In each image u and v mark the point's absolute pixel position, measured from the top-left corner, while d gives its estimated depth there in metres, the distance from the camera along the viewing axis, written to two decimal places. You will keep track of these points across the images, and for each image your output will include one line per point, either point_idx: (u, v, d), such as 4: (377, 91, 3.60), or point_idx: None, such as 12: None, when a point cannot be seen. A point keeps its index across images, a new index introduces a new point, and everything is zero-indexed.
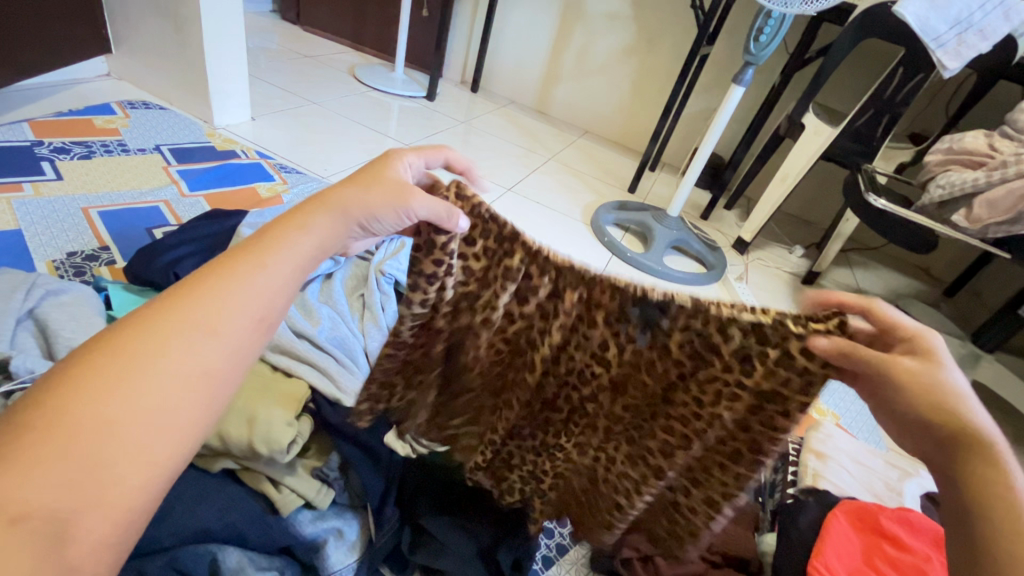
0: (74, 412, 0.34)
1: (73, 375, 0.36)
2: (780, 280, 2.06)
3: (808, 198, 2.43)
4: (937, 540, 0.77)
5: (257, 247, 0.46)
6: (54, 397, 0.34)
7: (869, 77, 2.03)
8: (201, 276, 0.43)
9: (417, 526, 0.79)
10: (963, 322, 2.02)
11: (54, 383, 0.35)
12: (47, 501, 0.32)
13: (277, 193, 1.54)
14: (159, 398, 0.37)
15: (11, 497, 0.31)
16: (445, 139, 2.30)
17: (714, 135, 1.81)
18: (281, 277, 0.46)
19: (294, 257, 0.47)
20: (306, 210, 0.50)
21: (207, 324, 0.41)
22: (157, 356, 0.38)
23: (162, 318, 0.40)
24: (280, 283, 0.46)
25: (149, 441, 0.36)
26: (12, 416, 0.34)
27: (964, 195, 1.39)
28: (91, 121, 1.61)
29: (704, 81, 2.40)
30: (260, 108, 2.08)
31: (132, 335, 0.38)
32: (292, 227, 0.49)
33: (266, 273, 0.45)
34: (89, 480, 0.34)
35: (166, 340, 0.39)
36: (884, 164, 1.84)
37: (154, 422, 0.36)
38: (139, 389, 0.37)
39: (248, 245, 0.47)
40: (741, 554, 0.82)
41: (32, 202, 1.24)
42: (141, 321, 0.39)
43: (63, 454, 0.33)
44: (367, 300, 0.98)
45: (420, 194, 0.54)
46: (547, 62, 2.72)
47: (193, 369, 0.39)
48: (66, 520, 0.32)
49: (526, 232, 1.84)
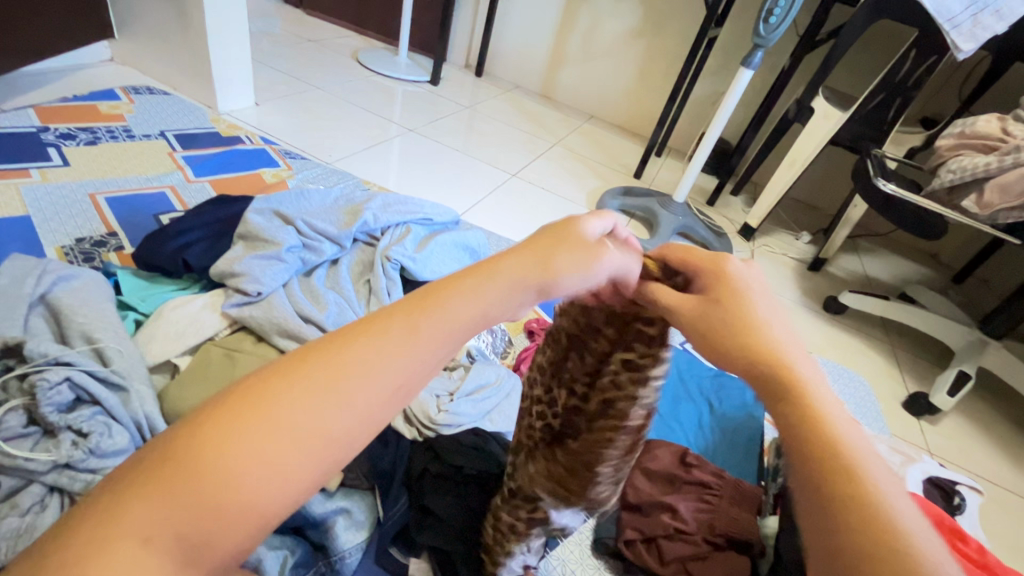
0: (217, 453, 0.34)
1: (227, 411, 0.36)
2: (787, 267, 2.04)
3: (815, 183, 2.40)
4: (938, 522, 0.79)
5: (417, 310, 0.44)
6: (209, 425, 0.35)
7: (881, 59, 2.00)
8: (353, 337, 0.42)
9: (423, 509, 0.79)
10: (970, 308, 2.01)
11: (219, 414, 0.36)
12: (162, 527, 0.32)
13: (282, 179, 1.54)
14: (284, 454, 0.36)
15: (127, 521, 0.31)
16: (450, 124, 2.28)
17: (721, 119, 1.78)
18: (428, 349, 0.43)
19: (451, 326, 0.44)
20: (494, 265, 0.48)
21: (350, 384, 0.39)
22: (294, 411, 0.37)
23: (309, 376, 0.38)
24: (422, 353, 0.42)
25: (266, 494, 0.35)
26: (175, 432, 0.36)
27: (975, 179, 1.37)
28: (95, 107, 1.60)
29: (712, 64, 2.36)
30: (263, 93, 2.07)
31: (282, 389, 0.38)
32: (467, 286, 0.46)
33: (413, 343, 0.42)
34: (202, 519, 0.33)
35: (312, 400, 0.37)
36: (894, 149, 1.81)
37: (278, 477, 0.35)
38: (268, 443, 0.35)
39: (416, 299, 0.44)
40: (744, 536, 0.82)
41: (39, 188, 1.25)
42: (309, 363, 0.39)
43: (187, 488, 0.33)
44: (374, 285, 0.97)
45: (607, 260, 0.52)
46: (553, 45, 2.68)
47: (311, 463, 0.37)
48: (183, 554, 0.32)
49: (531, 217, 1.83)
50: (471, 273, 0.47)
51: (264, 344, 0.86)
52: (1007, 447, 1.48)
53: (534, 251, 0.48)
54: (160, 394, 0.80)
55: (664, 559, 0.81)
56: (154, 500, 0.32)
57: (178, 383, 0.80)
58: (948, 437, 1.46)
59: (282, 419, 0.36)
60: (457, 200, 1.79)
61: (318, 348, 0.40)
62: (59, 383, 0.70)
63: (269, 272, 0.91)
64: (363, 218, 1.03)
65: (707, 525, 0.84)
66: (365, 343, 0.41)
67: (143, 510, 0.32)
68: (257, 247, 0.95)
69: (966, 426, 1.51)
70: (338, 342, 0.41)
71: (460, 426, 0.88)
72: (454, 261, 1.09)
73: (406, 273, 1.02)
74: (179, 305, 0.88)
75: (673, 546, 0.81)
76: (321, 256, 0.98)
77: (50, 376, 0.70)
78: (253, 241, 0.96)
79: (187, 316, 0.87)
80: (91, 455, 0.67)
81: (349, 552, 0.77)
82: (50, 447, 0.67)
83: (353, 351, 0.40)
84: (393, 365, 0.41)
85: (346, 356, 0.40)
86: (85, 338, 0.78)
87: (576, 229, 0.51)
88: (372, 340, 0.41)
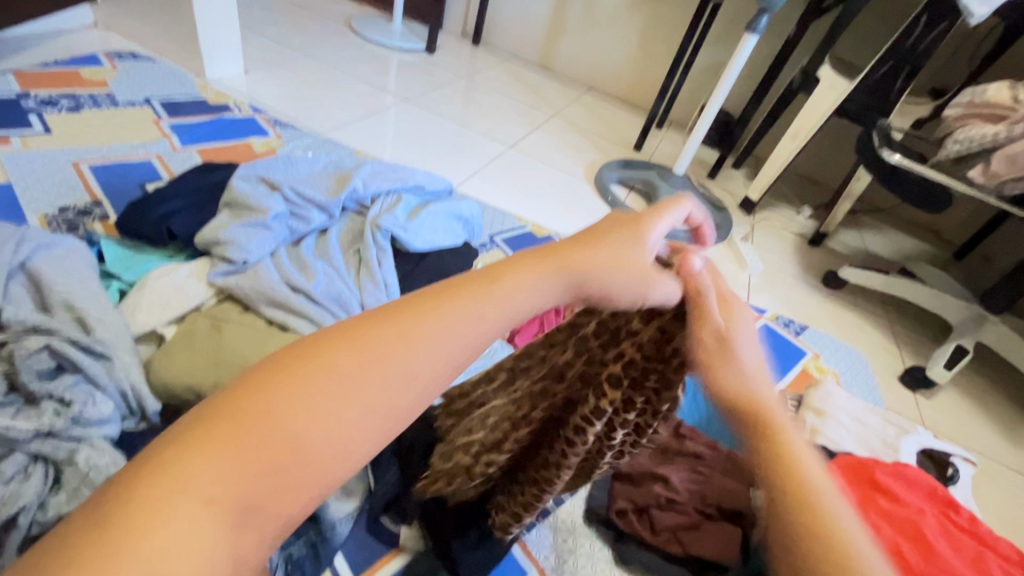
0: (277, 412, 0.35)
1: (282, 374, 0.36)
2: (786, 242, 2.02)
3: (818, 156, 2.35)
4: (929, 493, 0.79)
5: (476, 288, 0.44)
6: (271, 383, 0.36)
7: (889, 27, 1.93)
8: (408, 306, 0.42)
9: (414, 478, 0.80)
10: (970, 284, 1.99)
11: (266, 376, 0.36)
12: (231, 483, 0.32)
13: (272, 149, 1.50)
14: (339, 419, 0.36)
15: (192, 476, 0.31)
16: (445, 95, 2.22)
17: (724, 88, 1.73)
18: (484, 330, 0.43)
19: (500, 310, 0.44)
20: (544, 255, 0.48)
21: (407, 356, 0.39)
22: (353, 385, 0.37)
23: (370, 343, 0.39)
24: (477, 328, 0.43)
25: (328, 456, 0.35)
26: (225, 393, 0.36)
27: (982, 150, 1.34)
28: (78, 73, 1.55)
29: (716, 32, 2.29)
30: (253, 61, 2.00)
31: (340, 352, 0.38)
32: (520, 272, 0.46)
33: (475, 319, 0.42)
34: (268, 481, 0.33)
35: (370, 369, 0.38)
36: (900, 120, 1.77)
37: (337, 441, 0.36)
38: (334, 413, 0.36)
39: (468, 280, 0.44)
40: (735, 506, 0.84)
41: (21, 155, 1.21)
42: (365, 334, 0.39)
43: (244, 448, 0.33)
44: (364, 255, 0.95)
45: (659, 280, 0.51)
46: (552, 13, 2.59)
47: (364, 430, 0.37)
48: (248, 510, 0.32)
49: (528, 190, 1.80)
50: (545, 259, 0.47)
51: (250, 313, 0.84)
52: (1001, 421, 1.49)
53: (589, 239, 0.49)
54: (146, 364, 0.79)
55: (655, 528, 0.81)
56: (215, 456, 0.32)
57: (163, 353, 0.78)
58: (942, 411, 1.46)
59: (343, 395, 0.36)
60: (452, 171, 1.75)
61: (382, 324, 0.40)
62: (38, 351, 0.69)
63: (255, 240, 0.88)
64: (352, 186, 1.00)
65: (699, 496, 0.84)
66: (427, 319, 0.41)
67: (199, 466, 0.31)
68: (242, 215, 0.92)
69: (961, 400, 1.51)
70: (406, 319, 0.41)
71: None
72: (447, 232, 1.07)
73: (397, 243, 1.00)
74: (163, 275, 0.86)
75: (665, 516, 0.82)
76: (309, 224, 0.95)
77: (28, 344, 0.68)
78: (239, 208, 0.93)
79: (172, 286, 0.85)
80: (74, 423, 0.67)
81: (339, 522, 0.76)
82: (31, 415, 0.66)
83: (413, 330, 0.40)
84: (443, 344, 0.41)
85: (407, 338, 0.40)
86: (66, 306, 0.77)
87: (625, 229, 0.51)
88: (433, 320, 0.41)
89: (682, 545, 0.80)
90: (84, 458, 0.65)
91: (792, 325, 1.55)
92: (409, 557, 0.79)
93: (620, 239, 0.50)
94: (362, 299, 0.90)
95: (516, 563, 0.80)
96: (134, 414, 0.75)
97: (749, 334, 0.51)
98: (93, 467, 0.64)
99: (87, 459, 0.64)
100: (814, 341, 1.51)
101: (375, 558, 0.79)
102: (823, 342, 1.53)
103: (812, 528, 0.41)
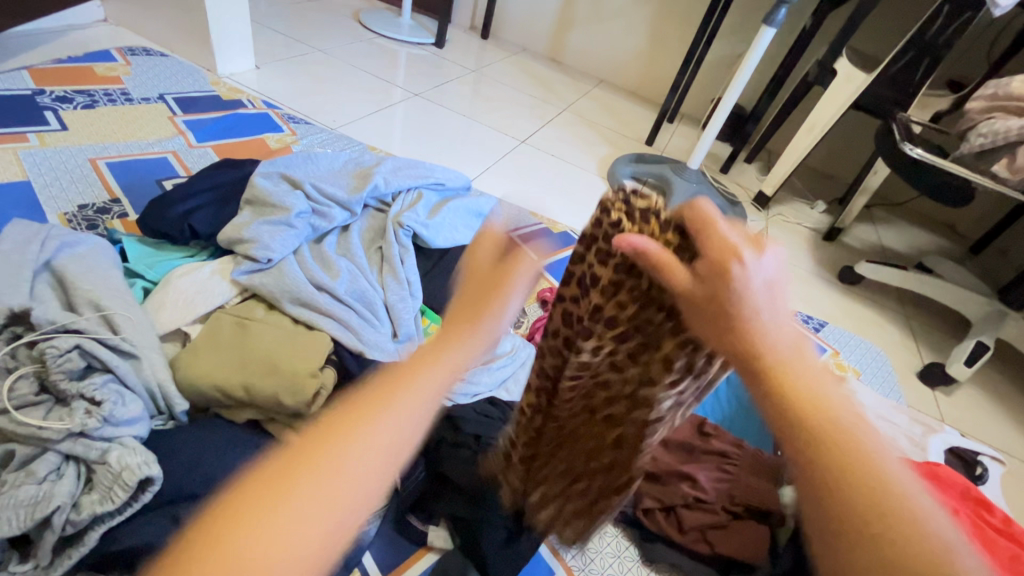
0: (235, 543, 0.33)
1: (233, 506, 0.34)
2: (801, 237, 2.00)
3: (831, 150, 2.33)
4: (964, 495, 0.78)
5: (399, 374, 0.43)
6: (223, 518, 0.34)
7: (908, 18, 1.90)
8: (342, 412, 0.40)
9: (441, 478, 0.79)
10: (987, 279, 1.97)
11: (221, 513, 0.34)
12: None
13: (287, 145, 1.50)
14: (293, 535, 0.34)
15: None
16: (456, 89, 2.21)
17: (740, 81, 1.71)
18: (416, 414, 0.42)
19: (428, 397, 0.43)
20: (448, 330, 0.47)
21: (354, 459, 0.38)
22: (302, 494, 0.36)
23: (310, 452, 0.37)
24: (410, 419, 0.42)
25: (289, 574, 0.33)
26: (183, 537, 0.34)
27: (1007, 143, 1.31)
28: (91, 69, 1.55)
29: (729, 24, 2.26)
30: (263, 56, 1.99)
31: (282, 471, 0.37)
32: (434, 353, 0.45)
33: (406, 406, 0.42)
34: None
35: (313, 478, 0.37)
36: (919, 113, 1.74)
37: (297, 557, 0.34)
38: (279, 521, 0.35)
39: (393, 373, 0.44)
40: (763, 505, 0.82)
41: (38, 153, 1.21)
42: (309, 448, 0.38)
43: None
44: (386, 252, 0.94)
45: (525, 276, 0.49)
46: (562, 5, 2.57)
47: (320, 540, 0.35)
48: None
49: (542, 185, 1.79)
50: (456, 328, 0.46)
51: (276, 311, 0.84)
52: (1022, 419, 1.47)
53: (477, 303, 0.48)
54: (172, 363, 0.79)
55: (682, 527, 0.81)
56: None
57: (190, 353, 0.78)
58: (961, 408, 1.44)
59: (292, 500, 0.35)
60: (465, 166, 1.74)
61: (317, 431, 0.40)
62: (68, 351, 0.68)
63: (278, 238, 0.88)
64: (374, 182, 0.99)
65: (726, 494, 0.83)
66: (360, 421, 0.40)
67: None
68: (264, 213, 0.91)
69: (981, 397, 1.50)
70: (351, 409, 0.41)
71: (474, 395, 0.90)
72: (467, 228, 1.06)
73: (418, 240, 0.99)
74: (187, 273, 0.86)
75: (692, 515, 0.81)
76: (331, 222, 0.94)
77: (58, 344, 0.68)
78: (261, 206, 0.92)
79: (196, 284, 0.84)
80: (106, 423, 0.66)
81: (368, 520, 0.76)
82: (63, 415, 0.65)
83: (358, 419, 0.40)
84: (391, 437, 0.40)
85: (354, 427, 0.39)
86: (92, 306, 0.76)
87: (501, 281, 0.49)
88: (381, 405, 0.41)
89: (710, 544, 0.79)
90: (117, 458, 0.64)
91: (811, 322, 1.54)
92: (439, 555, 0.78)
93: (517, 284, 0.49)
94: (386, 297, 0.90)
95: (544, 562, 0.80)
96: (162, 413, 0.75)
97: (750, 282, 0.41)
98: (126, 466, 0.63)
99: (120, 459, 0.64)
100: (833, 338, 1.50)
101: (404, 556, 0.78)
102: (841, 338, 1.52)
103: (862, 511, 0.35)
